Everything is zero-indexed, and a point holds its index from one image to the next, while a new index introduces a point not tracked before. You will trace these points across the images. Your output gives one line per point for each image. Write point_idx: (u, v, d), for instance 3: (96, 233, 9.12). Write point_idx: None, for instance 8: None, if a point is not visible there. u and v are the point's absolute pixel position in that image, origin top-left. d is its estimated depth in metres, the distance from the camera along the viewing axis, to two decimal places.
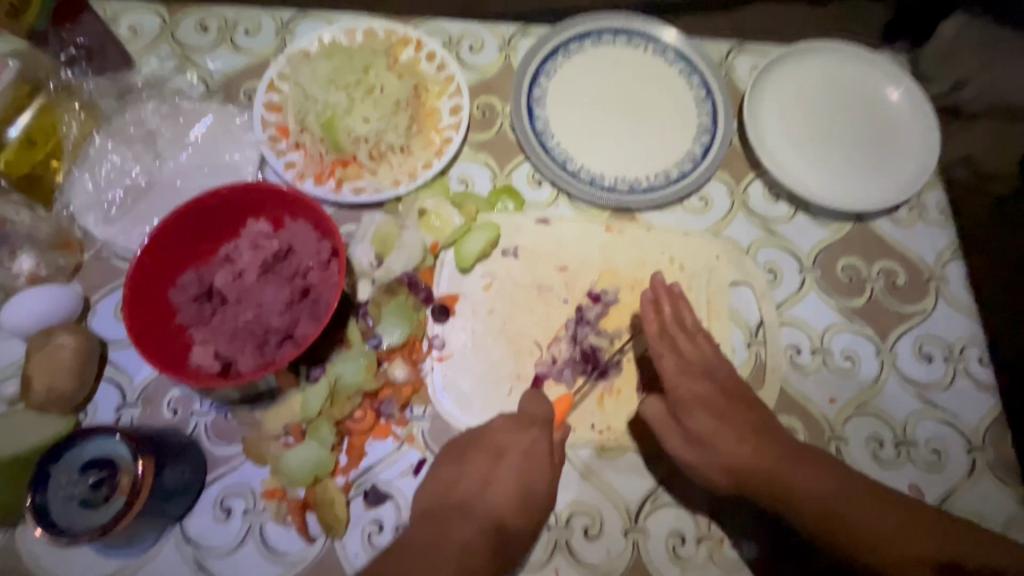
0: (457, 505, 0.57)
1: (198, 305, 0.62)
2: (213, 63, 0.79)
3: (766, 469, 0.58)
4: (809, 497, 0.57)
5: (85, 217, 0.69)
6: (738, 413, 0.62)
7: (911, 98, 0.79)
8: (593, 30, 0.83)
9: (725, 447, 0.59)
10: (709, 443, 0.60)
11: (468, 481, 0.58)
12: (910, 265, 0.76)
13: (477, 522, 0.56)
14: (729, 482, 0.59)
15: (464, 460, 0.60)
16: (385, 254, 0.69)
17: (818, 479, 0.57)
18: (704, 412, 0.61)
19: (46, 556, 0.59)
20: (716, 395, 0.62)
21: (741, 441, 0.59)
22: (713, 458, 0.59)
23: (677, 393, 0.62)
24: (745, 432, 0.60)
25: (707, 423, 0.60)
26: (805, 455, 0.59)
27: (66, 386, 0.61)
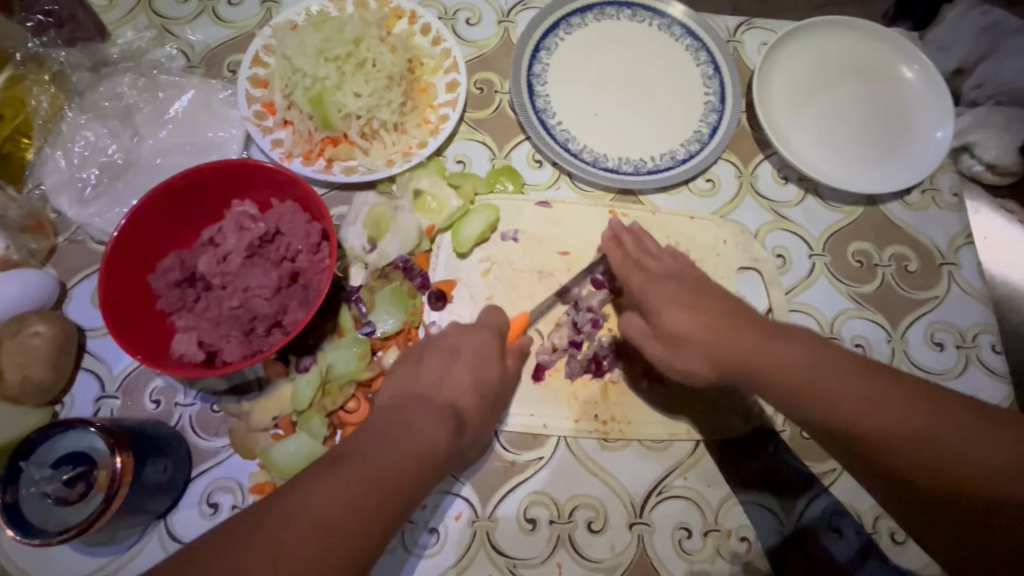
0: (414, 397, 0.50)
1: (181, 290, 0.59)
2: (194, 35, 0.75)
3: (745, 351, 0.50)
4: (793, 373, 0.48)
5: (59, 197, 0.65)
6: (715, 301, 0.54)
7: (926, 76, 0.76)
8: (596, 4, 0.79)
9: (704, 337, 0.51)
10: (686, 339, 0.52)
11: (424, 377, 0.52)
12: (922, 250, 0.73)
13: (434, 409, 0.49)
14: (707, 371, 0.52)
15: (419, 362, 0.54)
16: (378, 238, 0.66)
17: (808, 358, 0.48)
18: (676, 305, 0.54)
19: (23, 555, 0.56)
20: (687, 291, 0.55)
21: (721, 329, 0.51)
22: (691, 355, 0.52)
23: (648, 299, 0.56)
24: (724, 318, 0.52)
25: (683, 317, 0.53)
26: (793, 336, 0.50)
27: (42, 376, 0.57)
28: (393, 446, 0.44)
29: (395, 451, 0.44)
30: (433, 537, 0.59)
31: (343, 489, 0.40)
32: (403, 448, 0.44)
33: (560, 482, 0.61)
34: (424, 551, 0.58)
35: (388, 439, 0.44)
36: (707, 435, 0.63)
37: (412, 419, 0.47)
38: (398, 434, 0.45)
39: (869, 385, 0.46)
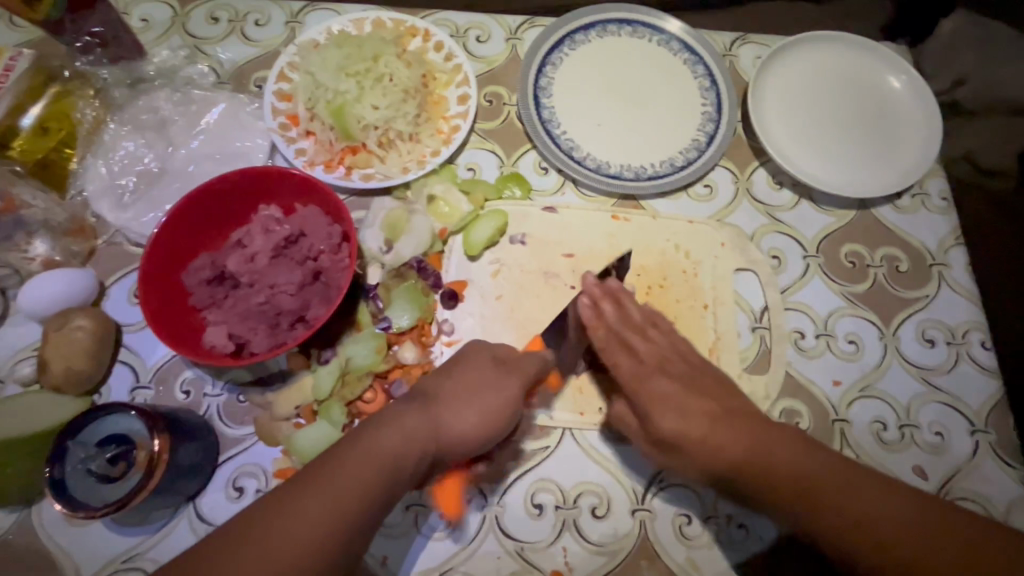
0: (380, 423, 0.51)
1: (212, 287, 0.63)
2: (224, 53, 0.80)
3: (738, 457, 0.51)
4: (786, 480, 0.49)
5: (99, 202, 0.70)
6: (710, 398, 0.56)
7: (913, 87, 0.80)
8: (598, 21, 0.84)
9: (698, 436, 0.53)
10: (676, 441, 0.54)
11: (399, 404, 0.53)
12: (913, 251, 0.77)
13: (395, 434, 0.49)
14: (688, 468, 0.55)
15: (404, 387, 0.56)
16: (394, 239, 0.70)
17: (794, 464, 0.49)
18: (670, 407, 0.55)
19: (62, 533, 0.60)
20: (681, 387, 0.57)
21: (720, 431, 0.53)
22: (686, 459, 0.54)
23: (639, 394, 0.58)
24: (718, 417, 0.54)
25: (672, 415, 0.55)
26: (786, 437, 0.52)
27: (83, 367, 0.61)
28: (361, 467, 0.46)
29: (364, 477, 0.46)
30: (445, 520, 0.62)
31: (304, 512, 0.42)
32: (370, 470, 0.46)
33: (566, 470, 0.64)
34: (436, 534, 0.61)
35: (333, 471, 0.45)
36: None
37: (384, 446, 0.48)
38: (336, 464, 0.46)
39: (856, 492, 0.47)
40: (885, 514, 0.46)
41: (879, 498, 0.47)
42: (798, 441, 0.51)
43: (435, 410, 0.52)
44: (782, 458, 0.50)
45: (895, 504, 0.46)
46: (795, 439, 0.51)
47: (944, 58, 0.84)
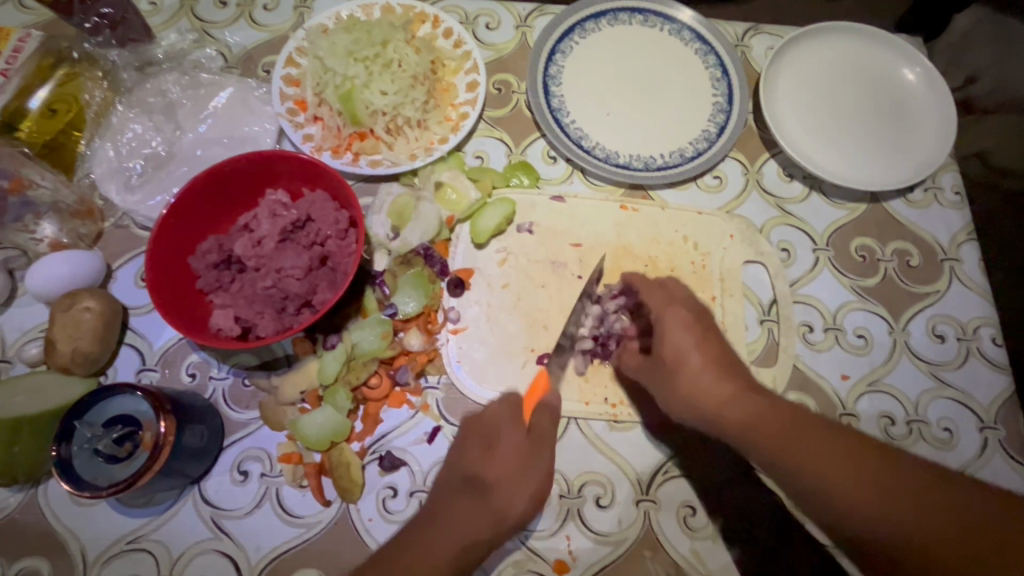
0: (464, 480, 0.54)
1: (219, 271, 0.63)
2: (232, 37, 0.80)
3: (716, 407, 0.53)
4: (751, 425, 0.50)
5: (108, 185, 0.70)
6: (718, 339, 0.57)
7: (928, 78, 0.79)
8: (609, 10, 0.83)
9: (696, 370, 0.55)
10: (678, 369, 0.56)
11: (473, 457, 0.55)
12: (924, 245, 0.76)
13: (484, 511, 0.51)
14: (689, 415, 0.55)
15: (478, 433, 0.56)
16: (401, 226, 0.69)
17: (760, 411, 0.51)
18: (685, 333, 0.57)
19: (68, 514, 0.60)
20: (698, 323, 0.58)
21: (710, 371, 0.54)
22: (680, 393, 0.55)
23: (664, 320, 0.59)
24: (718, 359, 0.55)
25: (688, 349, 0.56)
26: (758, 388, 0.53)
27: (90, 348, 0.61)
28: (407, 555, 0.49)
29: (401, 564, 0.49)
30: None
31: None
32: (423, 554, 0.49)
33: (570, 460, 0.64)
34: None
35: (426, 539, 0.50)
36: None
37: (459, 511, 0.51)
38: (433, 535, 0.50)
39: (818, 445, 0.47)
40: (868, 491, 0.44)
41: (841, 452, 0.47)
42: (768, 397, 0.52)
43: (485, 475, 0.53)
44: (745, 405, 0.52)
45: (858, 463, 0.46)
46: (766, 398, 0.52)
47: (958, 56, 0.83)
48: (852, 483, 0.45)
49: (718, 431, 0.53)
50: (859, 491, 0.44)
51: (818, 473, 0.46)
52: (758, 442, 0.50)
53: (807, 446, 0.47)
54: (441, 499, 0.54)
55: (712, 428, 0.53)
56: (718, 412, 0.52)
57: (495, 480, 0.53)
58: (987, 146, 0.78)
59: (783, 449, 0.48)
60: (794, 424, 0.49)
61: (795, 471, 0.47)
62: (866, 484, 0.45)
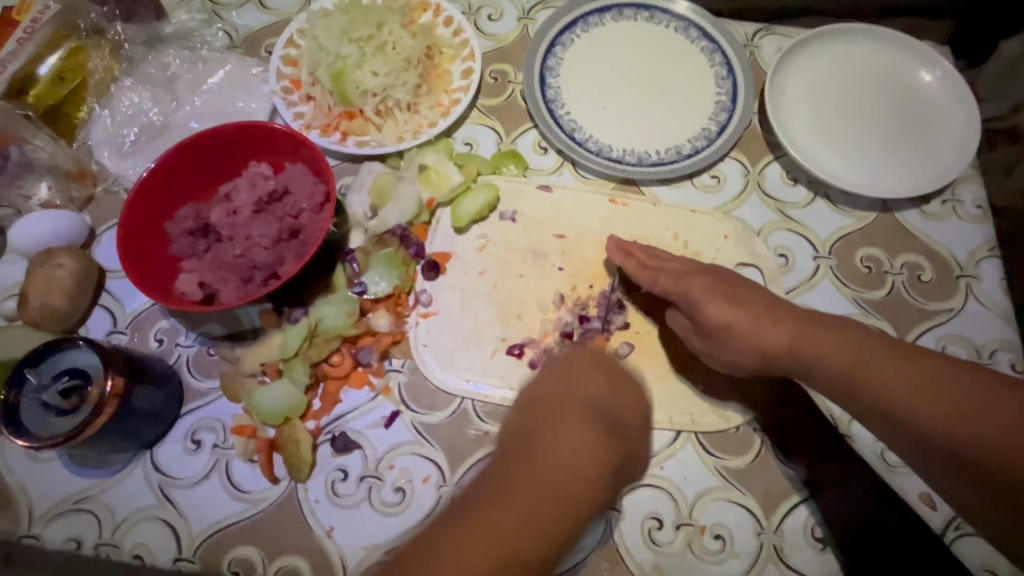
0: (545, 401, 0.50)
1: (193, 237, 0.63)
2: (239, 19, 0.82)
3: (784, 344, 0.54)
4: (834, 364, 0.51)
5: (101, 150, 0.72)
6: (751, 295, 0.57)
7: (949, 84, 0.74)
8: (613, 4, 0.82)
9: (742, 330, 0.55)
10: (726, 331, 0.56)
11: (550, 385, 0.52)
12: (938, 260, 0.70)
13: (581, 416, 0.47)
14: (756, 362, 0.56)
15: (568, 368, 0.53)
16: (380, 206, 0.68)
17: (848, 345, 0.51)
18: (718, 297, 0.57)
19: (21, 468, 0.60)
20: (723, 282, 0.59)
21: (768, 323, 0.55)
22: (738, 344, 0.56)
23: (688, 293, 0.58)
24: (764, 311, 0.56)
25: (726, 309, 0.56)
26: (840, 325, 0.53)
27: (58, 303, 0.62)
28: (538, 454, 0.44)
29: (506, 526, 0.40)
30: (399, 496, 0.59)
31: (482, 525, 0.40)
32: (556, 462, 0.43)
33: None
34: (388, 509, 0.58)
35: (537, 448, 0.45)
36: (688, 427, 0.62)
37: (560, 431, 0.46)
38: (541, 448, 0.45)
39: (908, 375, 0.48)
40: (957, 415, 0.46)
41: (931, 382, 0.47)
42: (856, 334, 0.52)
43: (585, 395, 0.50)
44: (832, 343, 0.52)
45: (952, 388, 0.47)
46: (854, 335, 0.52)
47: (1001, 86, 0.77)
48: (952, 411, 0.46)
49: (799, 368, 0.54)
50: (952, 412, 0.46)
51: (907, 401, 0.47)
52: (845, 379, 0.51)
53: (893, 377, 0.49)
54: (525, 431, 0.47)
55: (793, 368, 0.54)
56: (793, 355, 0.54)
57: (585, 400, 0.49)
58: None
59: (876, 385, 0.49)
60: (883, 356, 0.50)
61: (888, 403, 0.48)
62: (962, 407, 0.46)
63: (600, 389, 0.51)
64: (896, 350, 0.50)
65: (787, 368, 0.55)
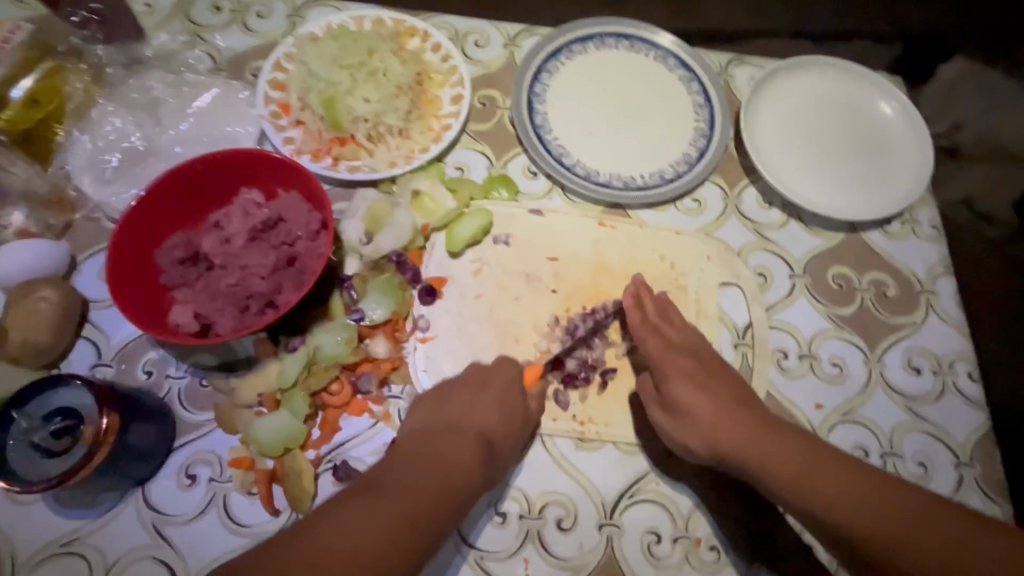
0: (446, 424, 0.55)
1: (184, 267, 0.62)
2: (223, 41, 0.81)
3: (737, 439, 0.56)
4: (781, 470, 0.54)
5: (81, 177, 0.70)
6: (720, 385, 0.60)
7: (904, 114, 0.80)
8: (596, 33, 0.85)
9: (703, 418, 0.57)
10: (687, 411, 0.59)
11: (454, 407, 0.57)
12: (901, 277, 0.76)
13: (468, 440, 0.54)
14: (702, 452, 0.58)
15: (481, 390, 0.58)
16: (375, 232, 0.69)
17: (802, 458, 0.54)
18: (689, 381, 0.60)
19: (1, 510, 0.57)
20: (700, 368, 0.61)
21: (723, 415, 0.57)
22: (691, 429, 0.58)
23: (662, 366, 0.61)
24: (727, 405, 0.58)
25: (692, 394, 0.59)
26: (786, 432, 0.56)
27: (42, 338, 0.60)
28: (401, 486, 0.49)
29: (425, 488, 0.49)
30: None
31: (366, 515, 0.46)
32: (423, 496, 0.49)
33: (533, 478, 0.62)
34: None
35: (420, 465, 0.51)
36: None
37: (446, 447, 0.53)
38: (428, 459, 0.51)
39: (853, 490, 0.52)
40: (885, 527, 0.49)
41: (872, 498, 0.51)
42: (804, 445, 0.55)
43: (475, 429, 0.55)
44: (784, 451, 0.55)
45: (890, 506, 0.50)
46: (803, 446, 0.55)
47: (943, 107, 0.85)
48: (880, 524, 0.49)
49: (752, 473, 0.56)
50: (889, 526, 0.49)
51: (849, 515, 0.50)
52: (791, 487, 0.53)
53: (831, 488, 0.52)
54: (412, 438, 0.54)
55: (742, 468, 0.56)
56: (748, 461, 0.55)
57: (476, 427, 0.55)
58: (968, 193, 0.81)
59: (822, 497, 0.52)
60: (824, 465, 0.53)
61: (833, 513, 0.51)
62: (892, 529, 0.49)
63: (489, 421, 0.56)
64: (841, 465, 0.53)
65: (739, 467, 0.56)
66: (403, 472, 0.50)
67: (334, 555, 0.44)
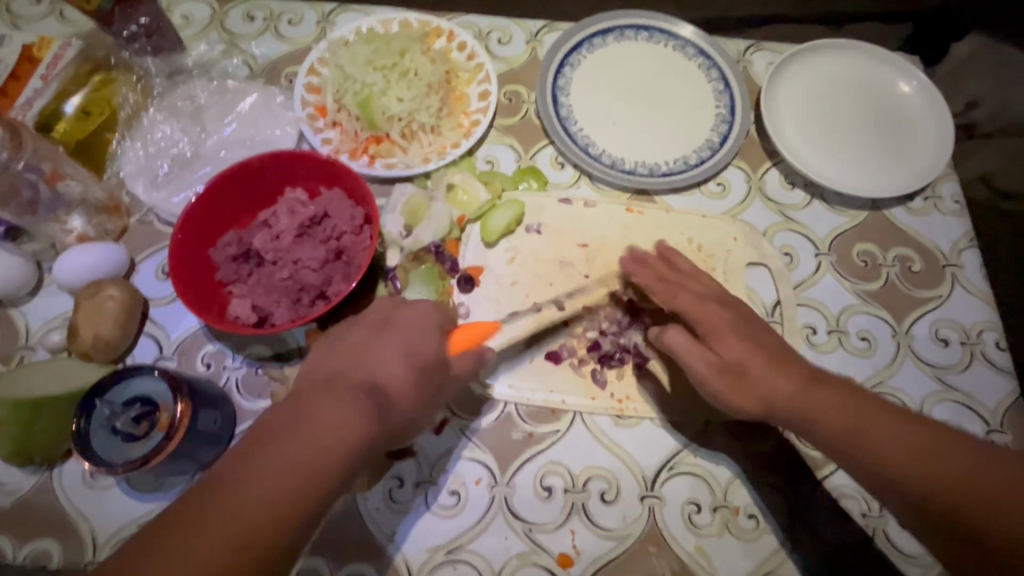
0: (335, 373, 0.50)
1: (238, 264, 0.65)
2: (258, 49, 0.84)
3: (787, 396, 0.54)
4: (829, 420, 0.52)
5: (135, 183, 0.74)
6: (766, 340, 0.58)
7: (922, 92, 0.82)
8: (616, 26, 0.87)
9: (761, 374, 0.55)
10: (740, 371, 0.56)
11: (355, 354, 0.51)
12: (925, 252, 0.77)
13: (354, 388, 0.49)
14: (755, 410, 0.55)
15: (380, 338, 0.53)
16: (414, 225, 0.72)
17: (845, 403, 0.53)
18: (735, 336, 0.57)
19: (80, 496, 0.61)
20: (739, 323, 0.58)
21: (779, 370, 0.55)
22: (745, 389, 0.55)
23: (704, 323, 0.58)
24: (775, 360, 0.56)
25: (742, 351, 0.56)
26: (828, 384, 0.55)
27: (111, 335, 0.64)
28: (293, 444, 0.45)
29: (303, 459, 0.44)
30: (454, 498, 0.62)
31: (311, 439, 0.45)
32: (312, 446, 0.45)
33: (575, 454, 0.65)
34: (445, 512, 0.62)
35: (300, 427, 0.46)
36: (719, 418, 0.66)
37: (329, 398, 0.47)
38: (306, 423, 0.46)
39: (891, 431, 0.51)
40: (926, 467, 0.49)
41: (909, 439, 0.50)
42: (847, 397, 0.54)
43: (371, 369, 0.50)
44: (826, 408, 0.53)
45: (926, 446, 0.50)
46: (845, 399, 0.53)
47: (954, 81, 0.86)
48: (920, 457, 0.49)
49: (792, 421, 0.54)
50: (911, 458, 0.49)
51: (890, 454, 0.50)
52: (837, 430, 0.52)
53: (874, 433, 0.51)
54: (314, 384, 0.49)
55: (790, 421, 0.55)
56: (775, 404, 0.55)
57: (383, 373, 0.50)
58: (988, 171, 0.84)
59: (864, 440, 0.51)
60: (869, 414, 0.52)
61: (880, 462, 0.50)
62: (930, 468, 0.49)
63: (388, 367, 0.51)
64: (882, 409, 0.53)
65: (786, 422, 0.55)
66: (275, 444, 0.45)
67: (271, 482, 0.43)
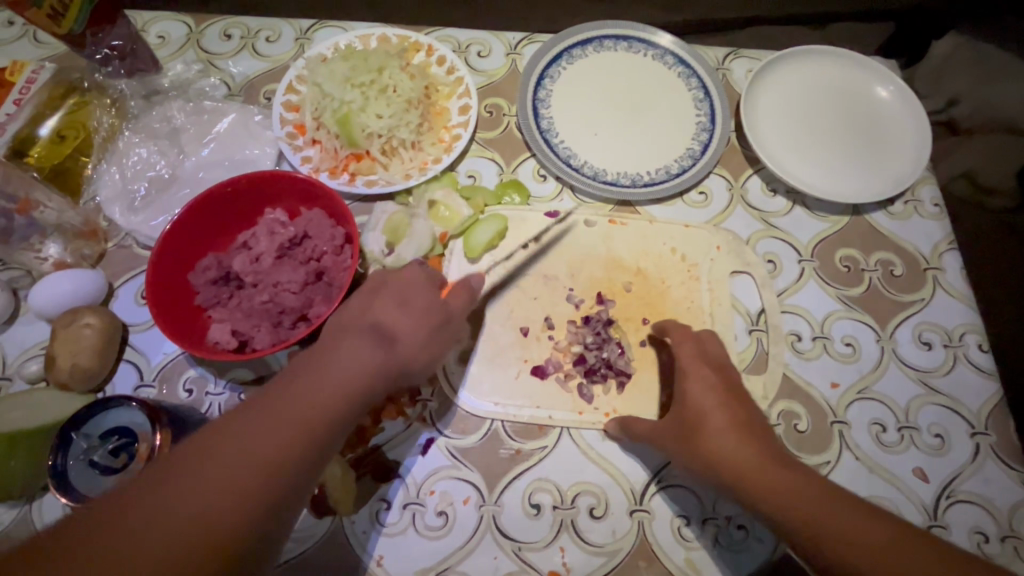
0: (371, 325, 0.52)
1: (217, 287, 0.65)
2: (235, 67, 0.84)
3: (730, 461, 0.53)
4: (778, 498, 0.49)
5: (111, 207, 0.73)
6: (735, 396, 0.58)
7: (899, 96, 0.82)
8: (595, 37, 0.87)
9: (711, 429, 0.55)
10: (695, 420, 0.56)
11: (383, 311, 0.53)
12: (906, 255, 0.78)
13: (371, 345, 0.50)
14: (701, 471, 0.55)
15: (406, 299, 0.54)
16: (396, 242, 0.72)
17: (801, 488, 0.49)
18: (705, 387, 0.58)
19: None
20: (715, 376, 0.59)
21: (731, 434, 0.54)
22: (694, 443, 0.55)
23: (683, 366, 0.61)
24: (734, 414, 0.55)
25: (707, 400, 0.57)
26: (790, 464, 0.52)
27: (89, 364, 0.63)
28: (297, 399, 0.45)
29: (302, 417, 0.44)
30: (441, 519, 0.62)
31: (259, 438, 0.42)
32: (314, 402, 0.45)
33: (563, 470, 0.65)
34: (432, 534, 0.61)
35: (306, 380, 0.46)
36: None
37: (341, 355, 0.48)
38: (315, 373, 0.47)
39: (850, 521, 0.46)
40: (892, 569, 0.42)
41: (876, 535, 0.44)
42: (812, 482, 0.50)
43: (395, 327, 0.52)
44: (782, 486, 0.49)
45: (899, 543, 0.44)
46: (806, 482, 0.49)
47: (934, 82, 0.86)
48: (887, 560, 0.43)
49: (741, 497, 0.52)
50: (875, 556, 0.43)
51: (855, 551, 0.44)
52: (787, 515, 0.48)
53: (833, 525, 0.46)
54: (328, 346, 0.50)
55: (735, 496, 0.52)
56: (730, 472, 0.52)
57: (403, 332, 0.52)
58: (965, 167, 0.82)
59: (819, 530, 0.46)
60: (833, 502, 0.47)
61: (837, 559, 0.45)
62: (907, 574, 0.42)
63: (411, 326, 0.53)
64: (846, 503, 0.47)
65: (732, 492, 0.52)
66: (280, 399, 0.45)
67: (205, 488, 0.39)
